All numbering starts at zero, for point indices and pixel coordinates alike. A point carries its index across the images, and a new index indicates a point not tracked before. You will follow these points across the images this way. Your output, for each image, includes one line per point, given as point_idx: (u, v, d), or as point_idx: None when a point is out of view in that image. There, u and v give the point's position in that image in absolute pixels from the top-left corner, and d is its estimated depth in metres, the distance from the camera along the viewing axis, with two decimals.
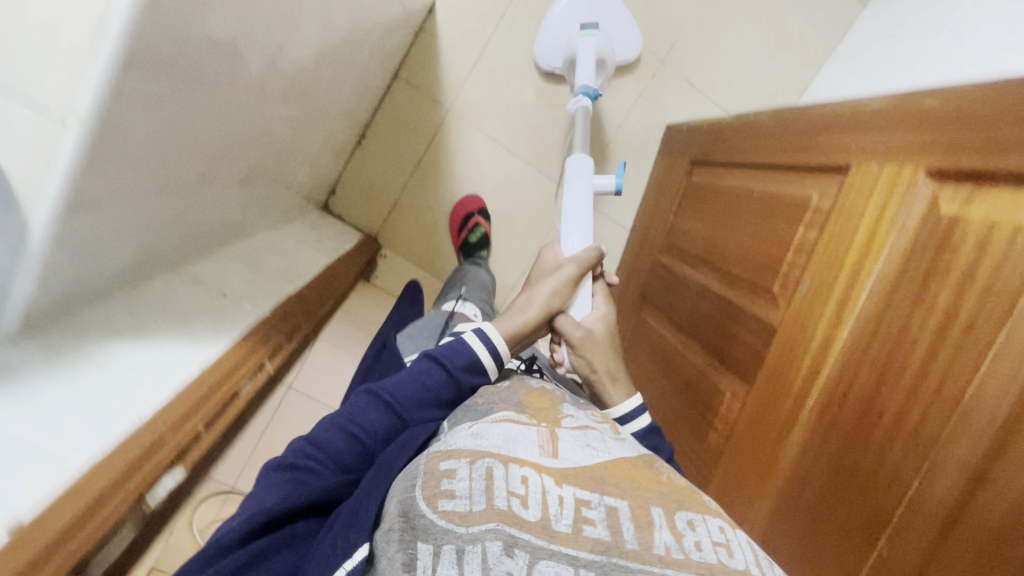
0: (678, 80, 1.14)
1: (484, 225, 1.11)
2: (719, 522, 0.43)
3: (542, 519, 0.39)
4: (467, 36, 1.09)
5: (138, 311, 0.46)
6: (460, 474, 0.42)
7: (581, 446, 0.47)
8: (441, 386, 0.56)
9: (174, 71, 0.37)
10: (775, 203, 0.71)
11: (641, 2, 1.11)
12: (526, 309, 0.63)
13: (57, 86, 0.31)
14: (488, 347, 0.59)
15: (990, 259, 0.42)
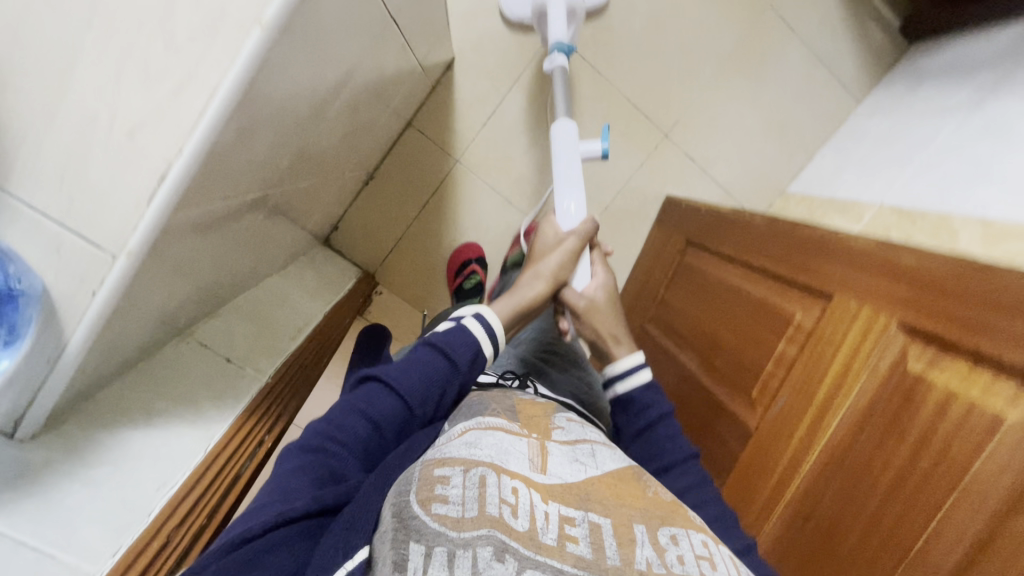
0: (680, 155, 1.17)
1: (480, 274, 1.12)
2: (702, 537, 0.44)
3: (529, 530, 0.39)
4: (482, 96, 1.11)
5: (148, 388, 0.51)
6: (454, 481, 0.41)
7: (569, 462, 0.49)
8: (449, 373, 0.57)
9: (213, 188, 0.41)
10: (761, 308, 0.74)
11: (653, 77, 1.13)
12: (535, 283, 0.67)
13: (110, 227, 0.34)
14: (487, 331, 0.60)
15: (960, 404, 0.45)
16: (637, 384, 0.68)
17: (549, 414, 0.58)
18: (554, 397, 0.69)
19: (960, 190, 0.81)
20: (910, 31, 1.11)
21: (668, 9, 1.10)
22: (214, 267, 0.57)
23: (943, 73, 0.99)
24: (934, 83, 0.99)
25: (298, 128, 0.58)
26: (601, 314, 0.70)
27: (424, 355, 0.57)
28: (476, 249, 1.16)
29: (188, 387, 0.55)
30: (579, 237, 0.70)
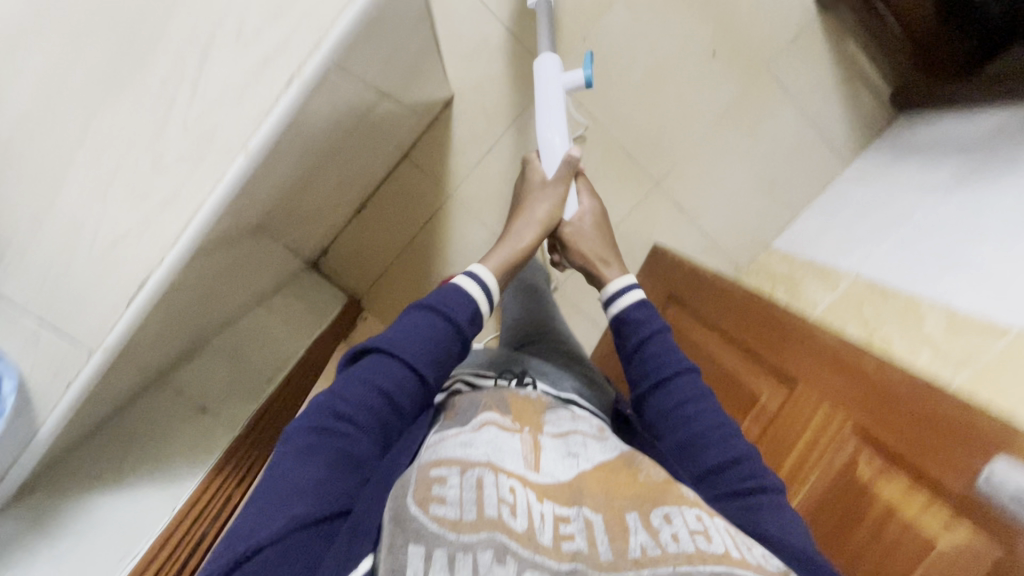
0: (669, 205, 1.18)
1: None
2: (697, 510, 0.45)
3: (527, 530, 0.41)
4: (478, 136, 1.12)
5: (122, 454, 0.69)
6: (451, 482, 0.43)
7: (562, 457, 0.50)
8: (452, 338, 0.55)
9: (187, 277, 0.47)
10: (732, 372, 0.80)
11: (646, 128, 1.15)
12: (524, 232, 0.68)
13: (87, 328, 0.41)
14: (485, 294, 0.59)
15: (918, 500, 0.53)
16: (626, 305, 0.67)
17: (545, 402, 0.58)
18: (557, 391, 0.64)
19: (934, 273, 0.83)
20: (900, 101, 1.13)
21: (663, 64, 1.12)
22: (187, 320, 0.65)
23: (930, 149, 1.01)
24: (921, 157, 1.01)
25: (275, 189, 0.59)
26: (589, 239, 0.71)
27: (425, 321, 0.55)
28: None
29: (157, 446, 0.72)
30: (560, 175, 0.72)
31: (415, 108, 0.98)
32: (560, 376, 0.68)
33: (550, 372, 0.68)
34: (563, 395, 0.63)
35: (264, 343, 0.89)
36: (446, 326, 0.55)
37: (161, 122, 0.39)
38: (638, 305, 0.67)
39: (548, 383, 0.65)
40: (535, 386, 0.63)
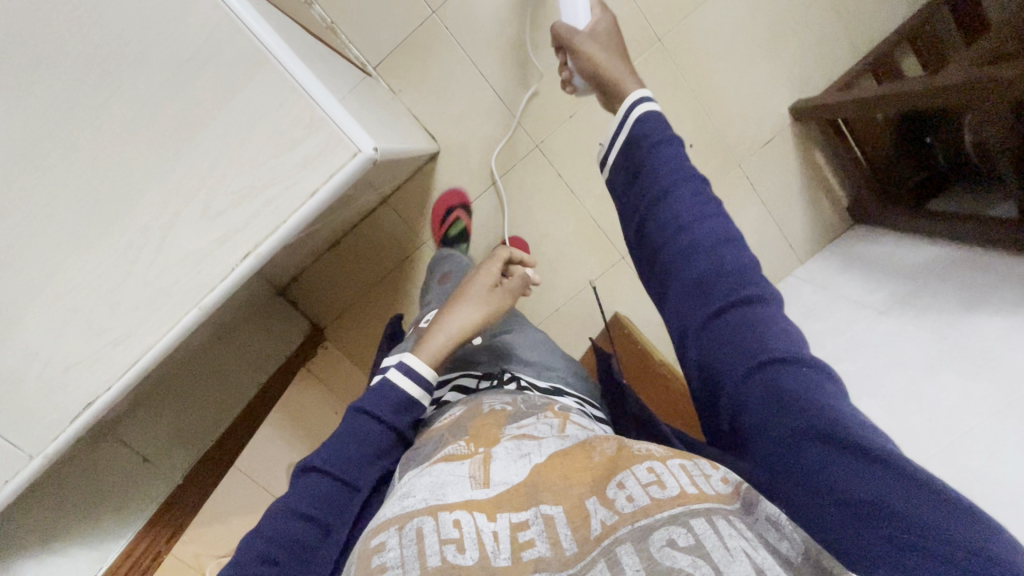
0: (632, 279, 1.23)
1: (464, 220, 1.13)
2: (647, 464, 0.41)
3: (480, 559, 0.37)
4: (458, 193, 1.15)
5: (63, 499, 0.69)
6: (391, 544, 0.39)
7: (513, 460, 0.47)
8: (382, 436, 0.56)
9: None
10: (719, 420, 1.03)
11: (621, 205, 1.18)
12: (441, 335, 0.64)
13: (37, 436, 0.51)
14: (409, 380, 0.59)
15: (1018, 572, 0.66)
16: (632, 115, 0.49)
17: (502, 415, 0.57)
18: (538, 382, 0.69)
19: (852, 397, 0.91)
20: (856, 214, 1.20)
21: None
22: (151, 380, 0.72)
23: (872, 266, 1.08)
24: (863, 273, 1.09)
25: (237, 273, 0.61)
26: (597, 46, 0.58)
27: (349, 425, 0.55)
28: (460, 195, 1.15)
29: (92, 494, 0.72)
30: (511, 284, 0.69)
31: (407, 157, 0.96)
32: (541, 372, 0.72)
33: (534, 365, 0.74)
34: (546, 386, 0.69)
35: (223, 384, 0.92)
36: (372, 424, 0.56)
37: (121, 274, 0.50)
38: (650, 111, 0.49)
39: (532, 376, 0.71)
40: (519, 382, 0.68)
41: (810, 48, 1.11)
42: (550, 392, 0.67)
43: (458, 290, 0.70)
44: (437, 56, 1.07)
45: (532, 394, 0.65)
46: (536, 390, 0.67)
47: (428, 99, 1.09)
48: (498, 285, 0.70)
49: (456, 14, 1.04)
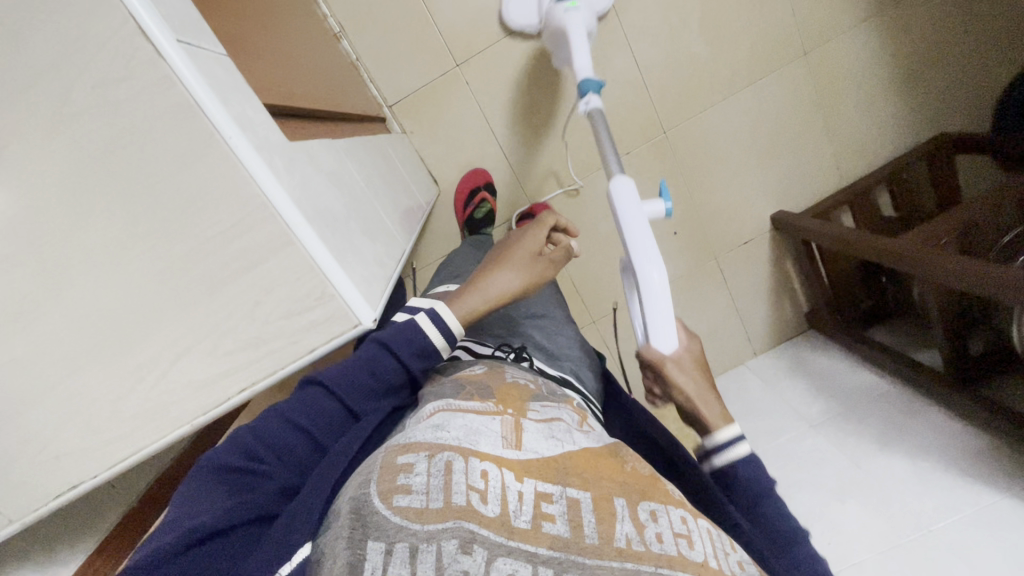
0: (600, 341, 1.28)
1: (490, 202, 1.11)
2: (681, 512, 0.41)
3: (502, 515, 0.36)
4: (450, 232, 1.17)
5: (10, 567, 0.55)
6: (418, 468, 0.37)
7: (544, 437, 0.44)
8: (396, 374, 0.49)
9: None
10: None
11: (604, 272, 1.23)
12: (479, 296, 0.57)
13: None
14: (435, 326, 0.50)
15: None
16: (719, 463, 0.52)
17: (529, 388, 0.53)
18: (551, 368, 0.65)
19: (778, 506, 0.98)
20: (813, 321, 1.29)
21: None
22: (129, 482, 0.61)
23: (817, 377, 1.17)
24: (809, 382, 1.17)
25: None
26: (689, 379, 0.53)
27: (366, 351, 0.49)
28: (484, 175, 1.13)
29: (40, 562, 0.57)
30: (557, 255, 0.63)
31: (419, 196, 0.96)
32: (554, 359, 0.69)
33: (548, 352, 0.70)
34: (556, 374, 0.64)
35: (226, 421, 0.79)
36: (388, 358, 0.49)
37: None
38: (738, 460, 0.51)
39: (544, 361, 0.67)
40: (531, 363, 0.64)
41: (805, 163, 1.16)
42: (559, 381, 0.63)
43: (500, 253, 0.62)
44: (454, 104, 1.09)
45: (544, 377, 0.61)
46: (545, 375, 0.62)
47: (437, 142, 1.12)
48: (542, 254, 0.63)
49: (478, 68, 1.07)
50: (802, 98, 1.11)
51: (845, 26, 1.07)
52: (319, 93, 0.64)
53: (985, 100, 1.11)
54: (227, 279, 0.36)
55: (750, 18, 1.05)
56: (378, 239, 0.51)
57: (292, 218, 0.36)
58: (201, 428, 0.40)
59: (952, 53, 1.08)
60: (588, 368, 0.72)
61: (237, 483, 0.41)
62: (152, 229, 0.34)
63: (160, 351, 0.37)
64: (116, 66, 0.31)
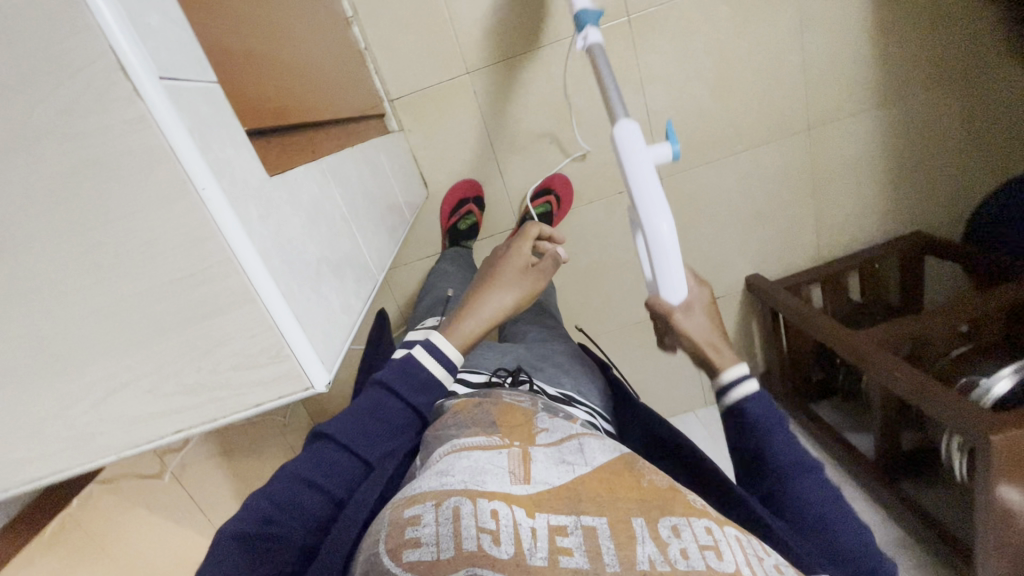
0: None
1: (476, 215, 1.12)
2: (706, 523, 0.40)
3: (515, 556, 0.35)
4: (432, 237, 1.15)
5: None
6: (426, 519, 0.37)
7: (554, 463, 0.44)
8: (406, 417, 0.52)
9: None
10: None
11: (578, 304, 1.22)
12: (471, 322, 0.57)
13: None
14: (432, 357, 0.53)
15: None
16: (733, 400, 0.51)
17: (533, 408, 0.53)
18: (552, 387, 0.64)
19: None
20: (765, 382, 1.33)
21: (616, 264, 1.18)
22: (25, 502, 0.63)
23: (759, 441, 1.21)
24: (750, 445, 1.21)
25: None
26: (697, 323, 0.51)
27: (370, 399, 0.51)
28: (476, 186, 1.11)
29: None
30: (545, 265, 0.61)
31: (407, 200, 0.94)
32: (554, 376, 0.67)
33: (545, 370, 0.69)
34: (557, 393, 0.63)
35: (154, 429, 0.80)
36: (394, 402, 0.51)
37: None
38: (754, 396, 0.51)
39: (544, 380, 0.66)
40: (530, 385, 0.63)
41: (788, 233, 1.18)
42: (561, 400, 0.62)
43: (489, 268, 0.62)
44: (458, 110, 1.06)
45: (544, 398, 0.60)
46: (546, 396, 0.61)
47: (433, 146, 1.09)
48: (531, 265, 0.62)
49: (488, 80, 1.04)
50: (796, 170, 1.13)
51: (850, 112, 1.08)
52: (316, 100, 0.61)
53: (961, 208, 1.16)
54: (177, 324, 0.34)
55: (763, 85, 1.06)
56: (348, 277, 0.49)
57: (256, 275, 0.34)
58: (127, 457, 0.39)
59: (940, 158, 1.12)
60: (589, 378, 0.71)
61: (261, 555, 0.42)
62: (105, 264, 0.32)
63: (94, 382, 0.36)
64: (88, 96, 0.29)
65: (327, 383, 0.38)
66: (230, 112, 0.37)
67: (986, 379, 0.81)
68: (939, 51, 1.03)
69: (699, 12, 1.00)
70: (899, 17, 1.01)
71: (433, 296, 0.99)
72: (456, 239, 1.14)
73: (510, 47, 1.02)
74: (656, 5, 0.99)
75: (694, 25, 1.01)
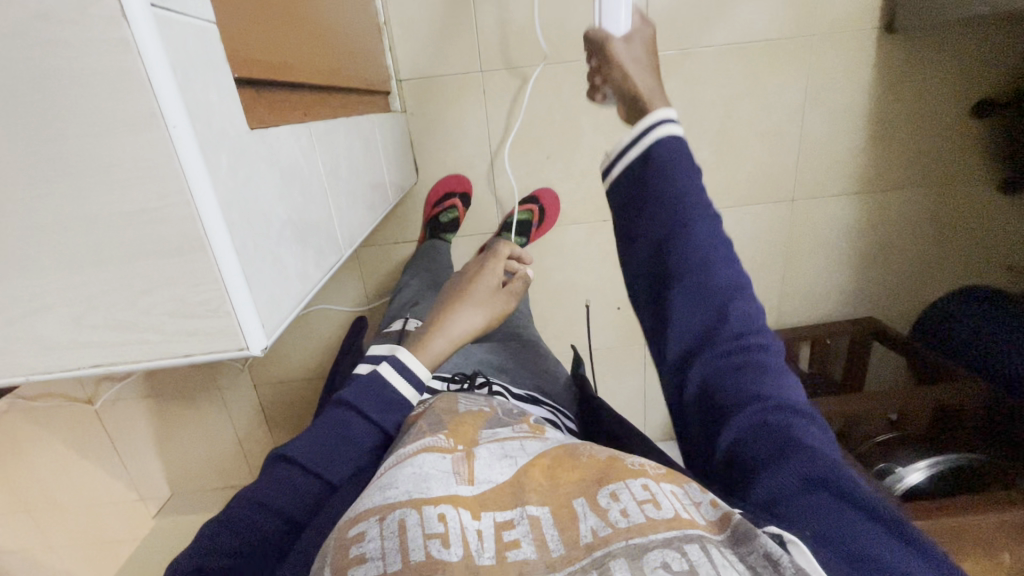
0: None
1: (459, 211, 1.11)
2: (642, 480, 0.40)
3: (465, 558, 0.34)
4: (413, 224, 1.15)
5: None
6: (369, 534, 0.36)
7: (497, 459, 0.44)
8: (370, 436, 0.55)
9: None
10: None
11: (543, 320, 1.22)
12: (442, 338, 0.66)
13: None
14: (398, 375, 0.59)
15: None
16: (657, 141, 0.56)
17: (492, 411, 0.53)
18: (514, 388, 0.68)
19: None
20: None
21: (588, 289, 1.19)
22: None
23: None
24: None
25: None
26: (630, 53, 0.60)
27: (334, 417, 0.54)
28: (464, 182, 1.12)
29: None
30: (510, 289, 0.73)
31: (394, 182, 0.93)
32: (514, 380, 0.71)
33: (509, 372, 0.72)
34: (524, 393, 0.67)
35: None
36: (360, 421, 0.55)
37: None
38: (672, 136, 0.56)
39: (507, 382, 0.69)
40: (491, 387, 0.65)
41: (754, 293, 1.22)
42: (528, 400, 0.65)
43: (458, 291, 0.72)
44: (465, 105, 1.06)
45: (508, 399, 0.63)
46: (512, 396, 0.65)
47: (432, 135, 1.09)
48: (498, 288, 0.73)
49: (500, 83, 1.04)
50: (773, 235, 1.16)
51: (834, 192, 1.13)
52: (321, 64, 0.60)
53: (914, 303, 1.22)
54: (114, 258, 0.33)
55: (759, 148, 1.09)
56: (311, 247, 0.48)
57: (212, 228, 0.33)
58: (36, 382, 0.37)
59: (906, 254, 1.18)
60: (550, 376, 0.76)
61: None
62: (49, 184, 0.31)
63: (15, 298, 0.34)
64: (66, 3, 0.27)
65: (263, 348, 0.37)
66: (220, 55, 0.36)
67: (900, 470, 0.86)
68: (925, 156, 1.09)
69: (714, 63, 1.03)
70: (896, 116, 1.06)
71: (405, 297, 0.99)
72: (435, 231, 1.13)
73: (527, 56, 1.02)
74: (675, 49, 1.02)
75: (707, 77, 1.04)
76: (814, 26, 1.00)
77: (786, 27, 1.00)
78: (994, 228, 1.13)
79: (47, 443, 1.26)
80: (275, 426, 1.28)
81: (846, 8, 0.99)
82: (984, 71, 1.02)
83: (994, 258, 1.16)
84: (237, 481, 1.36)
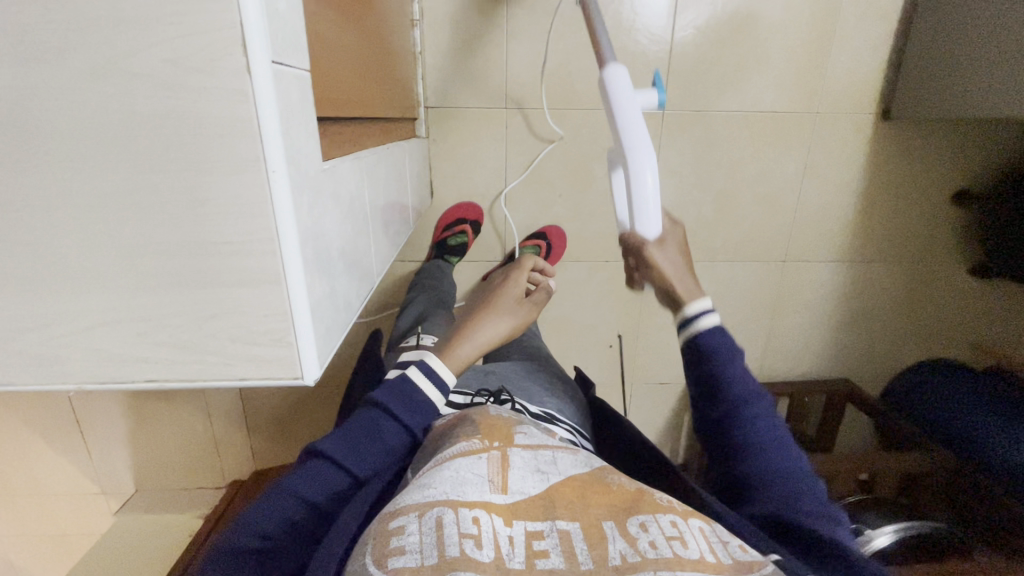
0: None
1: (468, 237, 1.14)
2: (671, 517, 0.46)
3: (495, 559, 0.40)
4: (422, 244, 1.17)
5: None
6: (409, 528, 0.42)
7: (530, 471, 0.50)
8: (399, 438, 0.58)
9: None
10: None
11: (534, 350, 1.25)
12: (469, 345, 0.67)
13: None
14: (427, 377, 0.61)
15: None
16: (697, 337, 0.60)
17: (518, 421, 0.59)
18: (532, 406, 0.70)
19: None
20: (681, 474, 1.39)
21: (583, 325, 1.23)
22: None
23: None
24: None
25: None
26: (665, 262, 0.60)
27: (366, 419, 0.57)
28: (476, 210, 1.14)
29: None
30: (535, 300, 0.75)
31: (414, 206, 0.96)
32: (533, 397, 0.73)
33: (526, 390, 0.75)
34: (540, 412, 0.69)
35: None
36: (390, 423, 0.58)
37: None
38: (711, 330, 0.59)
39: (527, 399, 0.72)
40: (513, 403, 0.68)
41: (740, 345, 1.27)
42: (544, 418, 0.68)
43: (485, 299, 0.74)
44: (486, 137, 1.10)
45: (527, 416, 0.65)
46: (529, 414, 0.67)
47: (450, 161, 1.11)
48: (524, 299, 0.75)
49: (521, 120, 1.08)
50: (761, 293, 1.22)
51: (822, 259, 1.20)
52: (371, 96, 0.63)
53: (884, 370, 1.29)
54: (190, 283, 0.35)
55: (757, 209, 1.16)
56: (355, 276, 0.50)
57: (291, 261, 0.35)
58: (86, 390, 0.38)
59: (881, 324, 1.25)
60: (564, 395, 0.78)
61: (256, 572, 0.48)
62: (144, 209, 0.33)
63: (85, 311, 0.35)
64: (200, 54, 0.30)
65: (314, 377, 0.39)
66: (310, 102, 0.38)
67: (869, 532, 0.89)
68: (906, 235, 1.17)
69: (723, 127, 1.09)
70: (884, 196, 1.15)
71: (411, 314, 1.01)
72: (441, 251, 1.15)
73: (550, 98, 1.07)
74: (690, 110, 1.08)
75: (715, 140, 1.10)
76: (818, 105, 1.08)
77: (793, 103, 1.08)
78: (960, 308, 1.23)
79: (11, 428, 1.21)
80: (253, 429, 1.27)
81: (846, 92, 1.07)
82: (965, 166, 1.11)
83: (960, 335, 1.25)
84: (207, 483, 1.33)
